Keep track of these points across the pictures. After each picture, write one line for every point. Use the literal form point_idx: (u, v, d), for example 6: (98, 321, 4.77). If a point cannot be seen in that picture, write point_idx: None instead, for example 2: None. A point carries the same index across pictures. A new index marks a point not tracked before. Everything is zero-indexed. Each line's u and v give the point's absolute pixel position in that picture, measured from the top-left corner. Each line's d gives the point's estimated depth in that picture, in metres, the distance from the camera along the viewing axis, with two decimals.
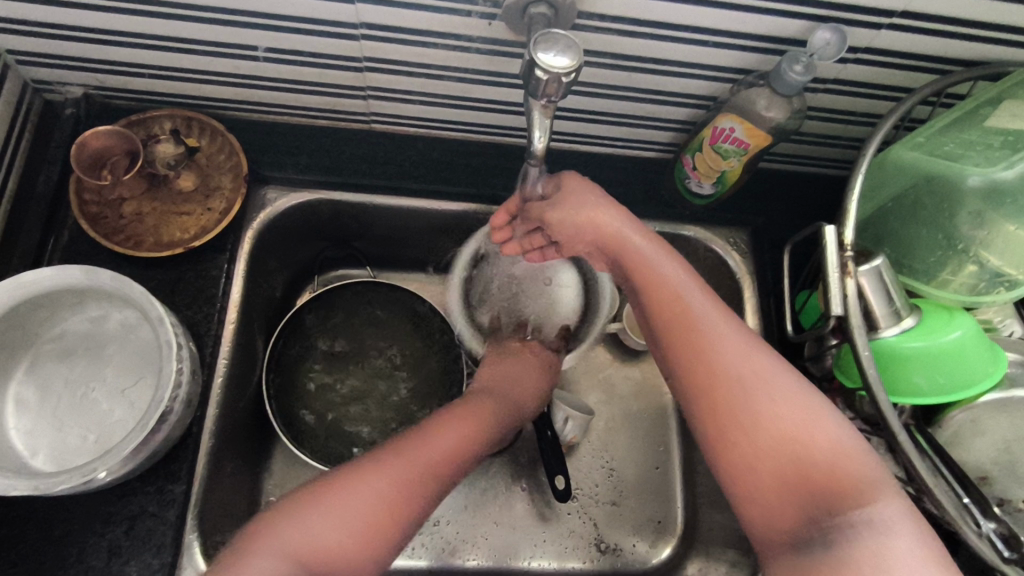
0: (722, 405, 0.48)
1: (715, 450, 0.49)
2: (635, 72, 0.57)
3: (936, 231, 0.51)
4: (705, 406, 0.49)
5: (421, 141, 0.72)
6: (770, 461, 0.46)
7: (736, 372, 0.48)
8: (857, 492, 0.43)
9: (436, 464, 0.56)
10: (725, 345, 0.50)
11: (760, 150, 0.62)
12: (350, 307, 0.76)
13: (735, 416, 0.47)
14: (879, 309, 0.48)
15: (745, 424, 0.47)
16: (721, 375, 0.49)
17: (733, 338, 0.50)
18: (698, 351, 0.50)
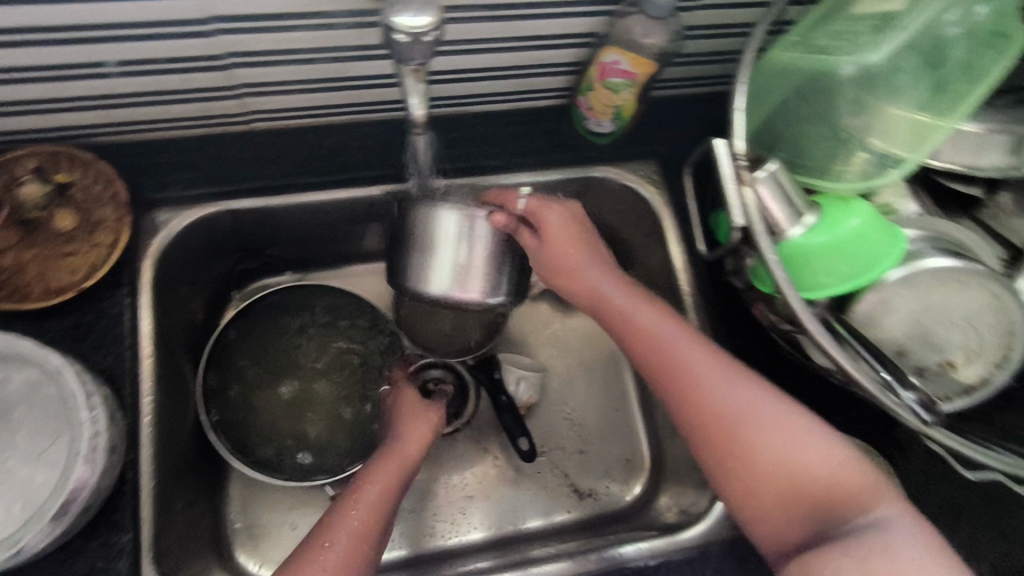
0: (722, 435, 0.51)
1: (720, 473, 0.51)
2: (509, 20, 0.55)
3: (820, 125, 0.52)
4: (708, 442, 0.51)
5: (312, 132, 0.69)
6: (769, 474, 0.49)
7: (731, 403, 0.51)
8: (853, 500, 0.48)
9: (370, 524, 0.55)
10: (711, 381, 0.53)
11: (649, 79, 0.62)
12: (276, 316, 0.76)
13: (733, 450, 0.50)
14: (779, 214, 0.49)
15: (744, 455, 0.50)
16: (714, 410, 0.52)
17: (718, 363, 0.54)
18: (692, 388, 0.53)
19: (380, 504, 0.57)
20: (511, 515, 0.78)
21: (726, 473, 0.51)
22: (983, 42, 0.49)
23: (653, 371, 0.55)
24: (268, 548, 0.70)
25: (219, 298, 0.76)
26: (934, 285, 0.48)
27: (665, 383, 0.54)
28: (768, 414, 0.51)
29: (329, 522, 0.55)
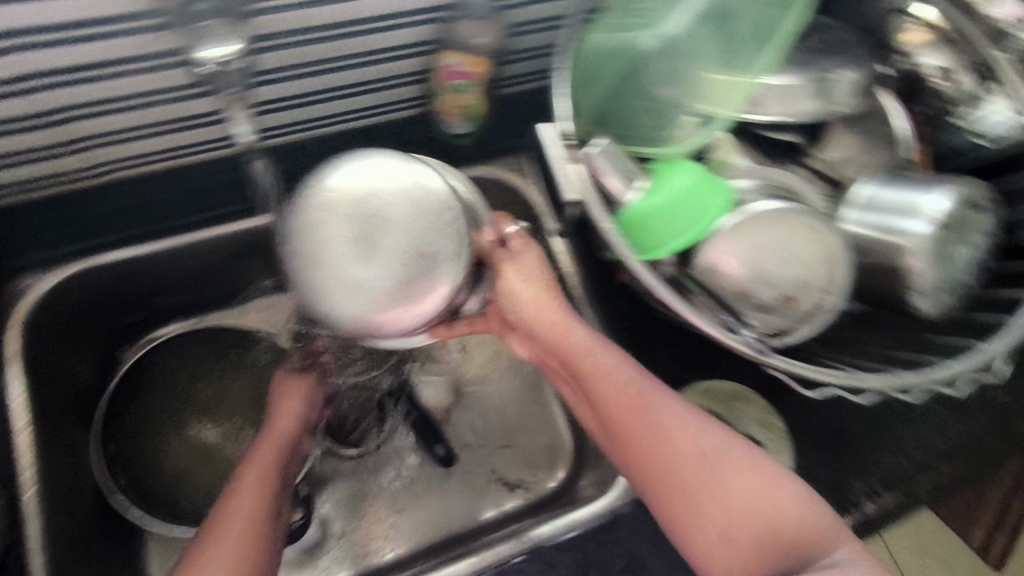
0: (681, 485, 0.48)
1: (668, 513, 0.49)
2: (334, 40, 0.56)
3: (643, 98, 0.55)
4: (658, 481, 0.49)
5: (167, 175, 0.65)
6: (723, 517, 0.46)
7: (704, 447, 0.49)
8: (812, 546, 0.45)
9: (260, 491, 0.57)
10: (664, 420, 0.50)
11: (489, 75, 0.64)
12: (173, 366, 0.75)
13: (686, 491, 0.48)
14: (615, 184, 0.52)
15: (696, 496, 0.48)
16: (664, 452, 0.49)
17: (671, 402, 0.52)
18: (651, 431, 0.50)
19: (268, 476, 0.59)
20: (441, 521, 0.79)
21: (678, 515, 0.48)
22: (770, 4, 0.54)
23: (620, 428, 0.52)
24: None
25: (111, 354, 0.75)
26: (762, 225, 0.52)
27: (633, 436, 0.51)
28: (724, 461, 0.49)
29: (223, 501, 0.56)
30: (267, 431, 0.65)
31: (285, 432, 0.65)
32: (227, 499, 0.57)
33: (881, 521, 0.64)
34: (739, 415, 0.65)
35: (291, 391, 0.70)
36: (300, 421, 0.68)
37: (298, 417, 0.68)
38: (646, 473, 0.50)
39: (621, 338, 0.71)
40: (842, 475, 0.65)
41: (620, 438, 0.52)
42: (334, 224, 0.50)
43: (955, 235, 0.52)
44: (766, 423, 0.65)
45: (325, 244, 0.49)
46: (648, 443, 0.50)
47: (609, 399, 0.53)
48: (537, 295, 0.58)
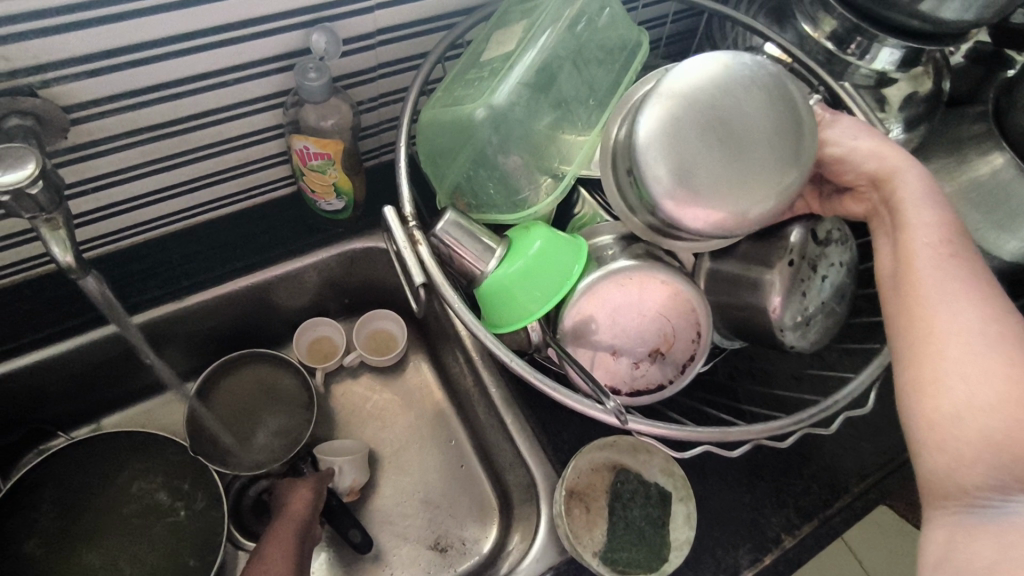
0: (1005, 341, 0.39)
1: (906, 381, 0.42)
2: (182, 134, 0.57)
3: (490, 171, 0.54)
4: (944, 342, 0.40)
5: (26, 285, 0.66)
6: (994, 394, 0.38)
7: (992, 331, 0.40)
8: None
9: (279, 566, 0.62)
10: (962, 300, 0.41)
11: (348, 153, 0.63)
12: (61, 480, 0.72)
13: (965, 357, 0.39)
14: (469, 257, 0.51)
15: (966, 369, 0.39)
16: (975, 319, 0.40)
17: (971, 286, 0.42)
18: (959, 293, 0.41)
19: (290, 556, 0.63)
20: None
21: (944, 422, 0.39)
22: (599, 62, 0.56)
23: (945, 284, 0.42)
24: None
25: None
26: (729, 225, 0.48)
27: (935, 292, 0.42)
28: (1003, 356, 0.38)
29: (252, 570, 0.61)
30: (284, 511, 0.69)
31: (301, 511, 0.68)
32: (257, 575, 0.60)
33: (804, 556, 0.62)
34: (646, 465, 0.63)
35: (303, 486, 0.71)
36: (314, 504, 0.70)
37: (313, 501, 0.70)
38: (919, 327, 0.42)
39: (521, 399, 0.69)
40: (759, 512, 0.63)
41: (923, 276, 0.43)
42: (682, 135, 0.46)
43: (807, 269, 0.52)
44: (671, 470, 0.63)
45: (696, 155, 0.46)
46: (1007, 326, 0.40)
47: (906, 262, 0.44)
48: (887, 161, 0.48)
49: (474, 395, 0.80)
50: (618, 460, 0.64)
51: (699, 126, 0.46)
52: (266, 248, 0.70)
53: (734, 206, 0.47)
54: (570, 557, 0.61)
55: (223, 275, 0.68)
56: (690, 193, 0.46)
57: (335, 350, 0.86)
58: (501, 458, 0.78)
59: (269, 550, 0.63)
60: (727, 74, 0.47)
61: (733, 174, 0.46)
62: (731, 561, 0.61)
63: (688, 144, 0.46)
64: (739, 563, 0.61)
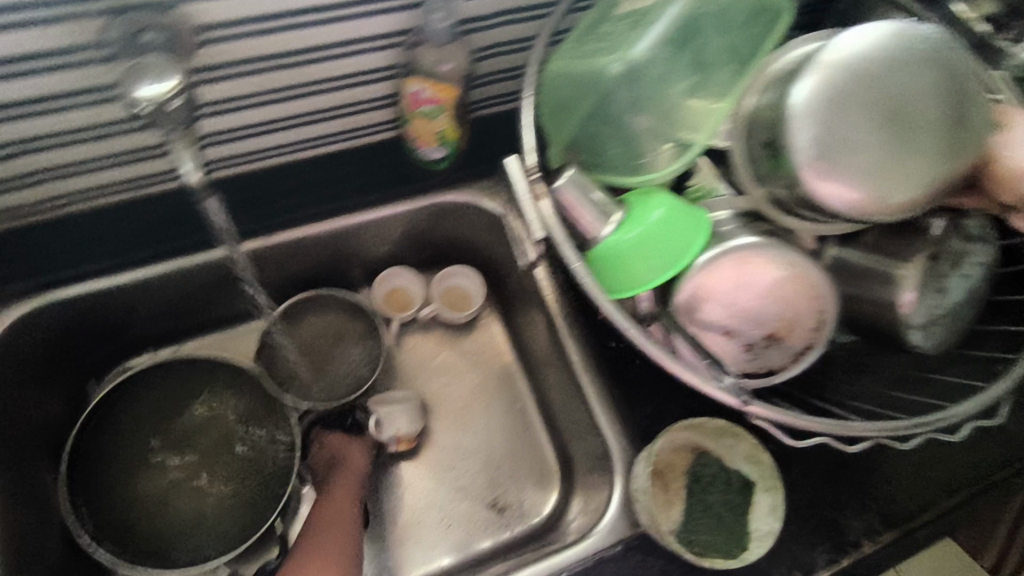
0: None
1: None
2: (300, 67, 0.56)
3: (615, 128, 0.52)
4: None
5: (128, 207, 0.64)
6: None
7: None
8: None
9: (347, 513, 0.71)
10: None
11: (459, 102, 0.61)
12: (143, 398, 0.73)
13: None
14: (585, 218, 0.50)
15: None
16: None
17: None
18: None
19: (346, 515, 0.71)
20: (410, 553, 0.78)
21: None
22: (744, 26, 0.51)
23: None
24: None
25: (84, 387, 0.74)
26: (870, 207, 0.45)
27: None
28: None
29: (320, 514, 0.70)
30: (338, 472, 0.75)
31: (360, 462, 0.77)
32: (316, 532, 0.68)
33: (884, 563, 0.60)
34: (730, 451, 0.62)
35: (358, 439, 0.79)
36: (363, 468, 0.77)
37: (364, 464, 0.77)
38: None
39: (603, 370, 0.67)
40: (841, 513, 0.61)
41: None
42: (840, 105, 0.44)
43: (948, 265, 0.49)
44: (758, 459, 0.60)
45: (854, 134, 0.44)
46: None
47: None
48: None
49: (548, 361, 0.79)
50: (703, 442, 0.62)
51: (858, 99, 0.44)
52: (363, 190, 0.70)
53: (875, 188, 0.44)
54: (640, 534, 0.61)
55: (319, 214, 0.69)
56: (833, 165, 0.44)
57: (412, 302, 0.86)
58: (569, 427, 0.77)
59: (334, 497, 0.73)
60: (901, 53, 0.45)
61: (885, 155, 0.44)
62: (808, 559, 0.59)
63: (849, 120, 0.44)
64: (816, 562, 0.59)
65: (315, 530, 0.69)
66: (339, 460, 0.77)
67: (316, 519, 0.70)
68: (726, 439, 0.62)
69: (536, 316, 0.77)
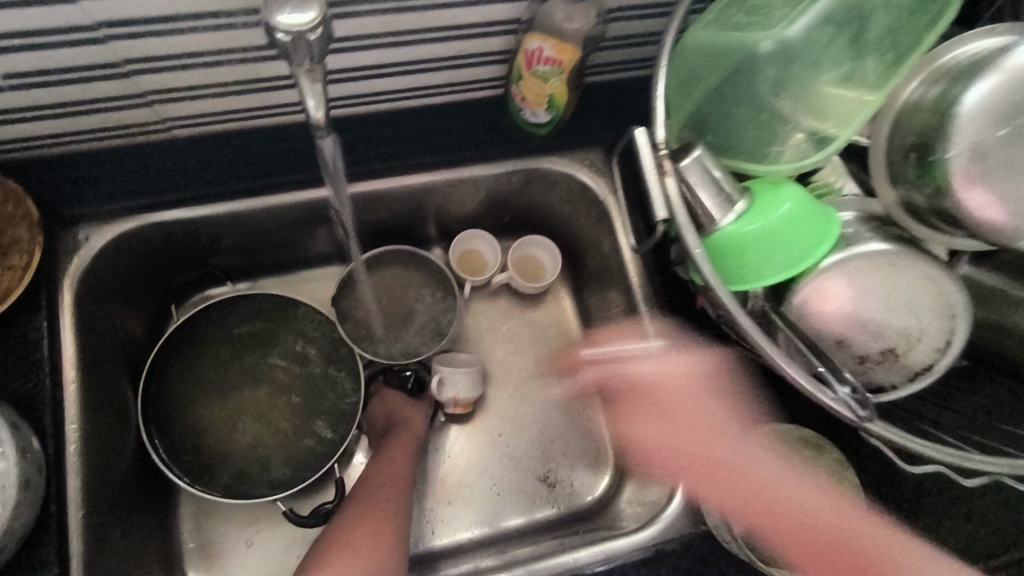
0: None
1: None
2: (426, 11, 0.54)
3: (749, 109, 0.49)
4: None
5: (233, 137, 0.64)
6: None
7: None
8: None
9: (404, 475, 0.68)
10: None
11: (577, 65, 0.59)
12: (218, 328, 0.74)
13: None
14: (707, 203, 0.47)
15: None
16: None
17: None
18: None
19: (404, 464, 0.70)
20: (444, 512, 0.78)
21: None
22: (910, 11, 0.46)
23: None
24: (222, 566, 0.71)
25: (163, 310, 0.75)
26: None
27: None
28: None
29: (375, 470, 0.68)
30: (398, 424, 0.74)
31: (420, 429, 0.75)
32: (374, 476, 0.67)
33: None
34: (809, 462, 0.59)
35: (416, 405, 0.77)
36: (422, 425, 0.75)
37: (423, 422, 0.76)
38: None
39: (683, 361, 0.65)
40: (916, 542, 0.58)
41: None
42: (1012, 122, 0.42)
43: None
44: (840, 475, 0.58)
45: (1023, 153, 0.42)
46: None
47: None
48: None
49: None
50: (780, 447, 0.60)
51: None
52: (458, 147, 0.69)
53: None
54: None
55: (414, 166, 0.68)
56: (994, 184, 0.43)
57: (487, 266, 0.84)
58: None
59: (391, 457, 0.70)
60: None
61: None
62: None
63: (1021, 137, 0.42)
64: None
65: (372, 474, 0.68)
66: (398, 414, 0.76)
67: (373, 465, 0.69)
68: (782, 463, 0.59)
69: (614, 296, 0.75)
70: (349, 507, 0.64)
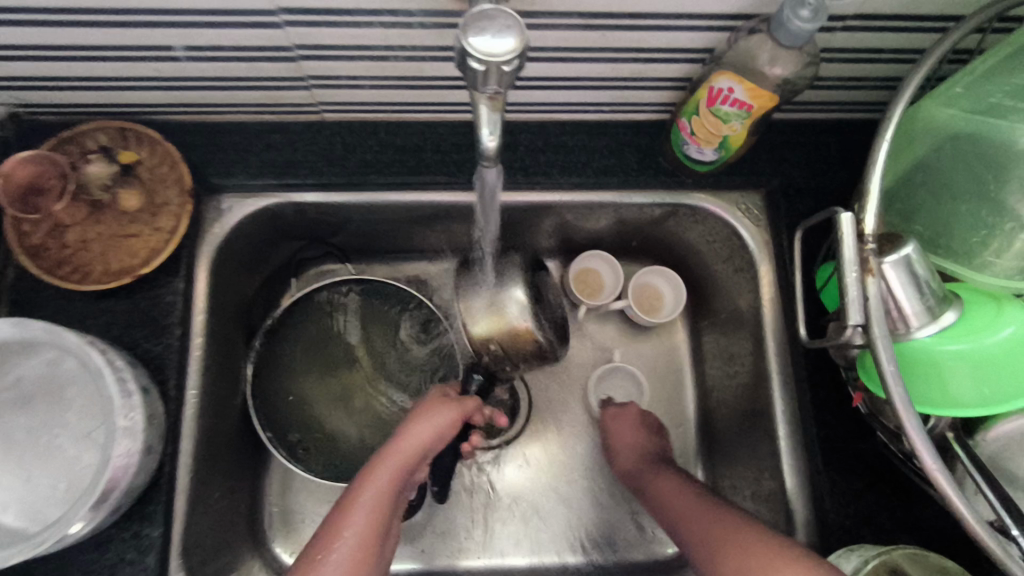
0: None
1: None
2: (612, 30, 0.50)
3: (976, 206, 0.42)
4: None
5: (382, 128, 0.64)
6: None
7: None
8: None
9: (361, 550, 0.51)
10: None
11: (766, 112, 0.53)
12: (330, 308, 0.72)
13: None
14: (909, 310, 0.40)
15: None
16: None
17: None
18: None
19: (386, 505, 0.55)
20: (500, 534, 0.74)
21: None
22: None
23: None
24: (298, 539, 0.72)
25: (282, 283, 0.75)
26: None
27: None
28: None
29: (329, 534, 0.52)
30: (403, 436, 0.59)
31: (390, 482, 0.56)
32: (341, 518, 0.53)
33: None
34: None
35: (438, 411, 0.61)
36: (432, 443, 0.60)
37: (432, 440, 0.60)
38: None
39: (814, 447, 0.59)
40: None
41: None
42: None
43: None
44: None
45: None
46: None
47: None
48: None
49: (734, 402, 0.71)
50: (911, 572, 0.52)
51: None
52: (605, 170, 0.64)
53: None
54: None
55: (556, 184, 0.64)
56: None
57: (607, 289, 0.79)
58: (736, 480, 0.70)
59: (359, 507, 0.54)
60: None
61: None
62: None
63: None
64: None
65: (342, 513, 0.53)
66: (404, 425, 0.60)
67: (348, 499, 0.54)
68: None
69: (740, 353, 0.69)
70: None
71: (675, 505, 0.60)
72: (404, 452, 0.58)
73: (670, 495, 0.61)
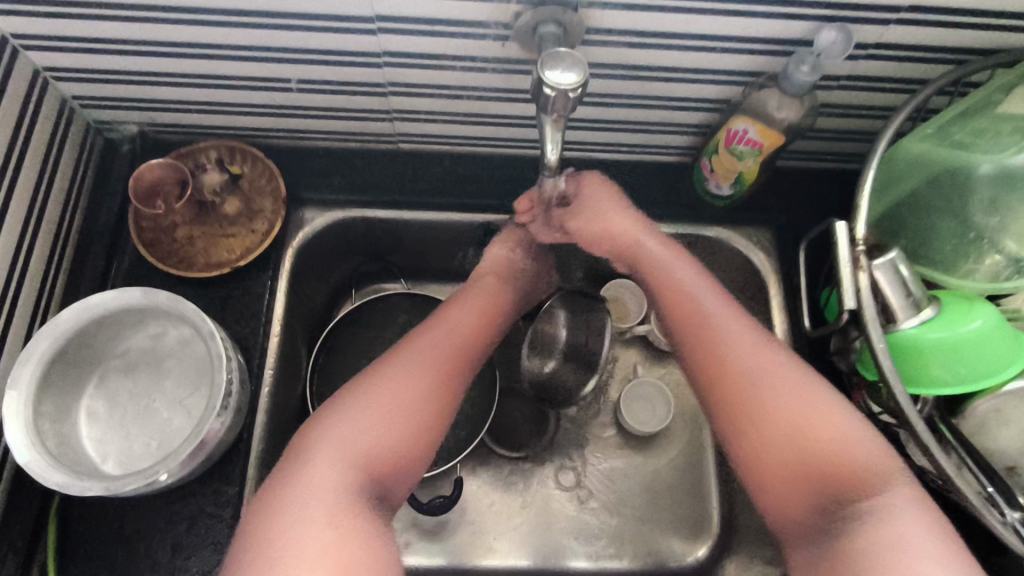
0: None
1: None
2: (648, 81, 0.62)
3: (949, 222, 0.52)
4: None
5: (446, 159, 0.75)
6: None
7: None
8: None
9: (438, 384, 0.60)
10: None
11: (775, 151, 0.63)
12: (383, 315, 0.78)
13: None
14: (894, 303, 0.49)
15: None
16: None
17: None
18: None
19: (462, 353, 0.63)
20: (526, 536, 0.78)
21: None
22: None
23: None
24: None
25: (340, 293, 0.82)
26: None
27: None
28: None
29: (392, 366, 0.59)
30: (464, 297, 0.68)
31: (460, 325, 0.64)
32: (406, 359, 0.60)
33: None
34: None
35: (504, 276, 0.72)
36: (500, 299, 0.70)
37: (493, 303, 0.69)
38: None
39: None
40: None
41: None
42: None
43: None
44: None
45: None
46: None
47: None
48: None
49: None
50: None
51: None
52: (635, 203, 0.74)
53: None
54: None
55: None
56: None
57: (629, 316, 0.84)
58: None
59: (432, 348, 0.61)
60: None
61: None
62: None
63: None
64: None
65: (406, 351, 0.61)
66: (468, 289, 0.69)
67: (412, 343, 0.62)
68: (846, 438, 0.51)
69: None
70: (350, 416, 0.55)
71: (754, 375, 0.55)
72: (468, 306, 0.67)
73: (748, 372, 0.55)
